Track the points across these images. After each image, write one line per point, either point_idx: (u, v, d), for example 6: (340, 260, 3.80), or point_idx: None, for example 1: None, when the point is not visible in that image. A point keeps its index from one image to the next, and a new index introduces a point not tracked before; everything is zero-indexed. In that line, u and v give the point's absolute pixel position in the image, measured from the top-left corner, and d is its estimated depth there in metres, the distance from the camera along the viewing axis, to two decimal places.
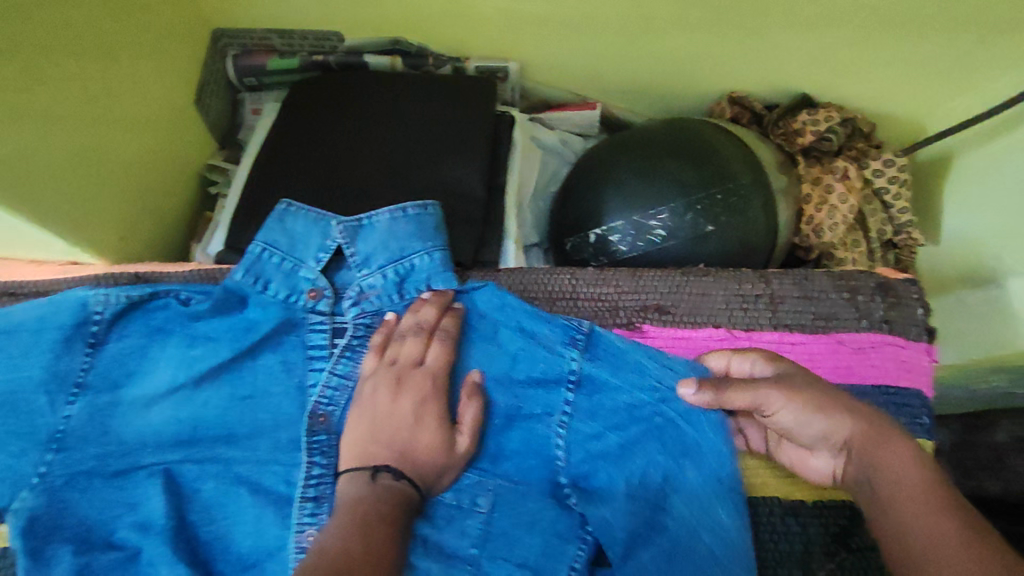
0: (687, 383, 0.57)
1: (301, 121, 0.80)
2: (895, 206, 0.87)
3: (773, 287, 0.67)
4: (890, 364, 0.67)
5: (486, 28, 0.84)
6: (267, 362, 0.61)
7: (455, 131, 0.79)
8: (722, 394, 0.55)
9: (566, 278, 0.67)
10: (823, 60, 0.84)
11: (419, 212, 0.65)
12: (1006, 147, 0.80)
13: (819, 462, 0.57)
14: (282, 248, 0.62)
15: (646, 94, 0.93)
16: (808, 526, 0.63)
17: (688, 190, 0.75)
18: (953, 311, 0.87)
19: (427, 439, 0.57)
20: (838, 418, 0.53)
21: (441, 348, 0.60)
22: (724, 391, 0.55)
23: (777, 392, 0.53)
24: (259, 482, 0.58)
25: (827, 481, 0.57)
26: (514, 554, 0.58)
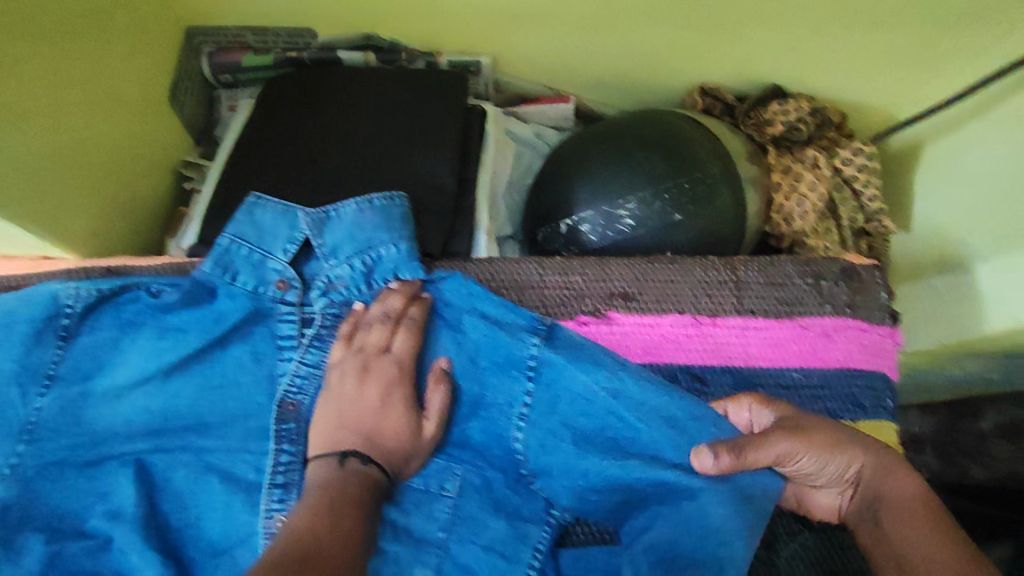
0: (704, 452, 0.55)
1: (275, 117, 0.81)
2: (866, 194, 0.88)
3: (739, 273, 0.67)
4: (853, 347, 0.67)
5: (455, 22, 0.85)
6: (236, 353, 0.63)
7: (425, 125, 0.79)
8: (743, 457, 0.54)
9: (534, 266, 0.68)
10: (791, 49, 0.85)
11: (386, 203, 0.66)
12: (977, 132, 0.83)
13: (823, 496, 0.59)
14: (251, 240, 0.64)
15: (619, 86, 0.93)
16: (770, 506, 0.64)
17: (656, 179, 0.76)
18: (919, 296, 0.89)
19: (394, 425, 0.58)
20: (849, 453, 0.57)
21: (407, 337, 0.61)
22: (744, 453, 0.54)
23: (794, 442, 0.56)
24: (229, 470, 0.61)
25: (830, 515, 0.60)
26: (480, 536, 0.60)
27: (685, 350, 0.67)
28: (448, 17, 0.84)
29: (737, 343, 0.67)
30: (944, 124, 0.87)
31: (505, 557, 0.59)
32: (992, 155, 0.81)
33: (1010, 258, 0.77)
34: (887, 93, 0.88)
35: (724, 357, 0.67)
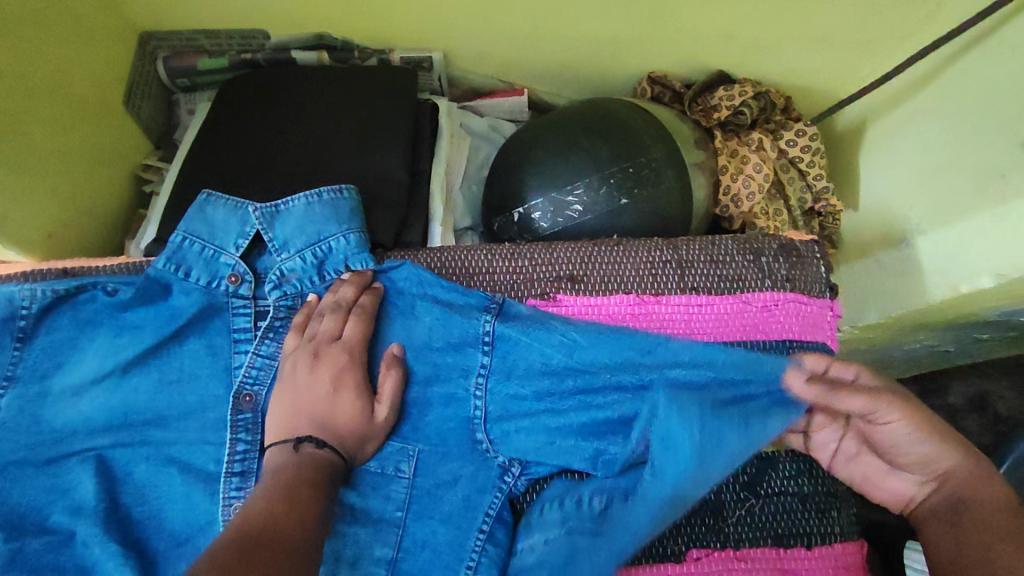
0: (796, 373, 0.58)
1: (229, 117, 0.83)
2: (811, 174, 0.92)
3: (681, 252, 0.70)
4: (792, 320, 0.69)
5: (406, 20, 0.87)
6: (192, 347, 0.64)
7: (379, 120, 0.81)
8: (834, 394, 0.55)
9: (483, 254, 0.70)
10: (732, 36, 0.87)
11: (335, 197, 0.68)
12: (915, 108, 0.85)
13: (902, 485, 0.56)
14: (203, 236, 0.65)
15: (570, 77, 0.96)
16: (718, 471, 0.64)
17: (602, 165, 0.78)
18: (867, 271, 0.90)
19: (346, 409, 0.60)
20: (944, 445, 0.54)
21: (358, 324, 0.63)
22: (836, 392, 0.55)
23: (896, 404, 0.53)
24: (188, 462, 0.62)
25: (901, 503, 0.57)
26: (438, 513, 0.62)
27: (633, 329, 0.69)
28: (398, 14, 0.86)
29: (681, 319, 0.69)
30: (888, 100, 0.89)
31: (461, 530, 0.61)
32: (932, 126, 0.83)
33: (947, 228, 0.78)
34: (828, 74, 0.91)
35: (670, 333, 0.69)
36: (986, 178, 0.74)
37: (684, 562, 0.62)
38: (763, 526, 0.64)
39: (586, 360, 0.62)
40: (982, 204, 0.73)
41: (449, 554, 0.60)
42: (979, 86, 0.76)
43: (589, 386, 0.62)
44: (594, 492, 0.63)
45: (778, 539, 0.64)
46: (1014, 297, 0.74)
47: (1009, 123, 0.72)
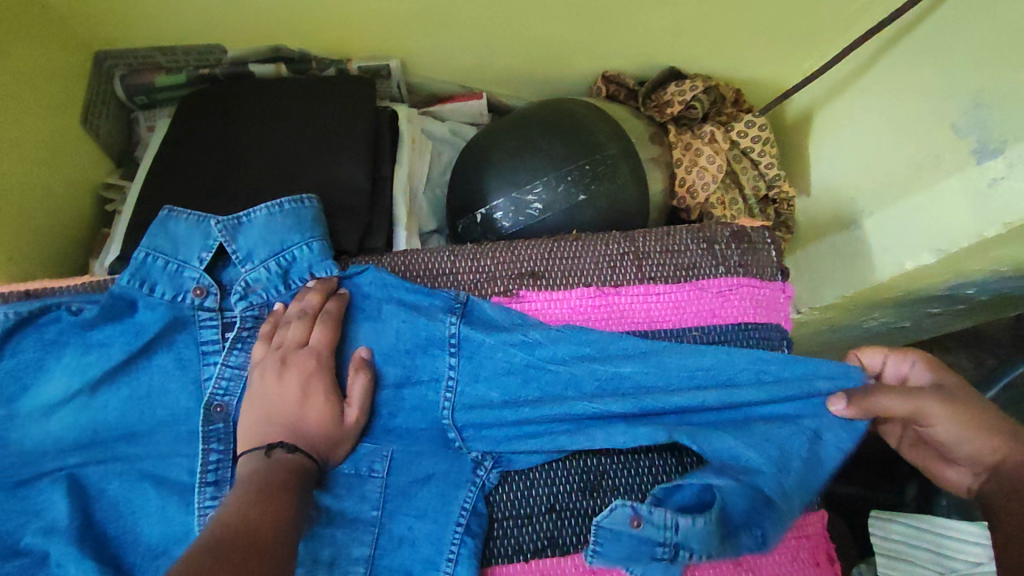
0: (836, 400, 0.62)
1: (190, 133, 0.83)
2: (762, 163, 0.95)
3: (638, 245, 0.72)
4: (746, 304, 0.72)
5: (362, 29, 0.89)
6: (161, 362, 0.64)
7: (340, 130, 0.82)
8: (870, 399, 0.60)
9: (446, 255, 0.71)
10: (680, 33, 0.90)
11: (296, 206, 0.69)
12: (858, 95, 0.89)
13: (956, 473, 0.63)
14: (167, 251, 0.66)
15: (527, 79, 0.98)
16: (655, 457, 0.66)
17: (560, 164, 0.81)
18: (822, 255, 0.93)
19: (316, 412, 0.61)
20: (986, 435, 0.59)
21: (324, 329, 0.64)
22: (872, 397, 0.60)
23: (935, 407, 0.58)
24: (163, 475, 0.62)
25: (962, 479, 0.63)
26: (413, 508, 0.63)
27: (595, 320, 0.70)
28: (353, 24, 0.88)
29: (641, 308, 0.71)
30: (832, 89, 0.93)
31: (436, 522, 0.62)
32: (871, 113, 0.87)
33: (893, 207, 0.81)
34: (773, 66, 0.95)
35: (631, 323, 0.71)
36: (923, 158, 0.77)
37: None
38: None
39: (556, 360, 0.65)
40: (921, 183, 0.77)
41: (428, 548, 0.61)
42: (912, 72, 0.80)
43: (557, 383, 0.65)
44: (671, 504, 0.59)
45: None
46: (955, 270, 0.78)
47: (940, 105, 0.75)
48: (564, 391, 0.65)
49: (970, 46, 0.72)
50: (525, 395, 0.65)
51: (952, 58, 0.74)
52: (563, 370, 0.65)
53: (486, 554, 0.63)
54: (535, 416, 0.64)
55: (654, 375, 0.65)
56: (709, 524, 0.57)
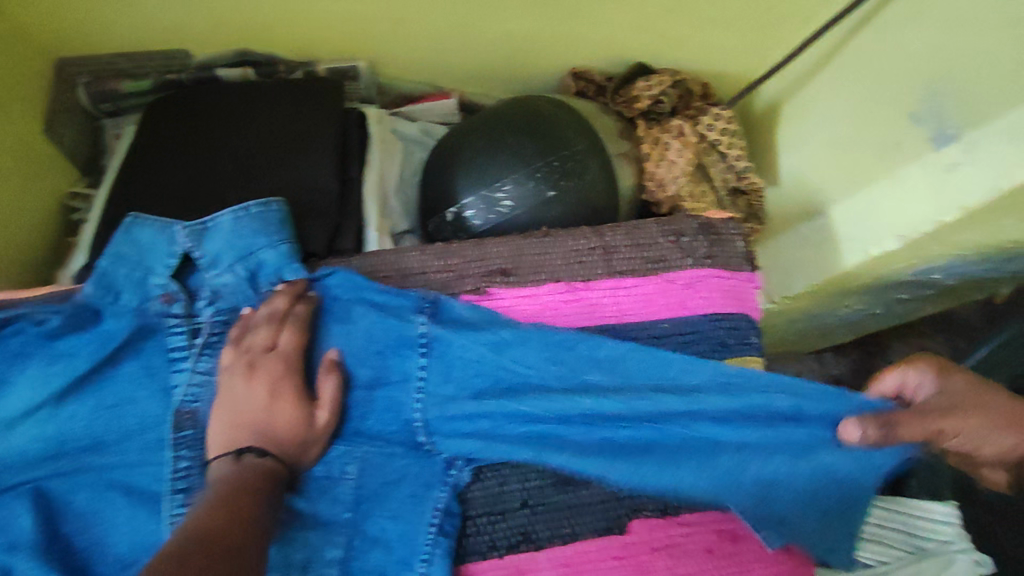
0: (853, 428, 0.62)
1: (155, 138, 0.82)
2: (731, 155, 0.96)
3: (606, 239, 0.72)
4: (715, 294, 0.72)
5: (328, 31, 0.88)
6: (129, 370, 0.64)
7: (307, 132, 0.82)
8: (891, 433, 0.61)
9: (415, 255, 0.71)
10: (645, 29, 0.91)
11: (261, 210, 0.68)
12: (821, 87, 0.90)
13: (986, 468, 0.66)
14: (132, 260, 0.65)
15: (497, 77, 0.99)
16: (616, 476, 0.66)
17: (528, 161, 0.81)
18: (791, 245, 0.94)
19: (285, 415, 0.61)
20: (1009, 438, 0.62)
21: (292, 332, 0.64)
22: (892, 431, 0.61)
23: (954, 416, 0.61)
24: (132, 483, 0.62)
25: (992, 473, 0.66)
26: (386, 509, 0.63)
27: (565, 315, 0.71)
28: (319, 27, 0.88)
29: (610, 302, 0.71)
30: (796, 81, 0.94)
31: (405, 522, 0.62)
32: (834, 104, 0.88)
33: (859, 197, 0.82)
34: (738, 59, 0.96)
35: (600, 317, 0.71)
36: (885, 148, 0.78)
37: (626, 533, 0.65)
38: None
39: (522, 361, 0.65)
40: (885, 172, 0.78)
41: (402, 548, 0.61)
42: (870, 63, 0.81)
43: (524, 381, 0.65)
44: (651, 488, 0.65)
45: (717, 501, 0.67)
46: (919, 256, 0.79)
47: (900, 94, 0.77)
48: (528, 391, 0.65)
49: (927, 35, 0.73)
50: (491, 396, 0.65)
51: (909, 47, 0.75)
52: (530, 370, 0.65)
53: (460, 551, 0.63)
54: (500, 412, 0.64)
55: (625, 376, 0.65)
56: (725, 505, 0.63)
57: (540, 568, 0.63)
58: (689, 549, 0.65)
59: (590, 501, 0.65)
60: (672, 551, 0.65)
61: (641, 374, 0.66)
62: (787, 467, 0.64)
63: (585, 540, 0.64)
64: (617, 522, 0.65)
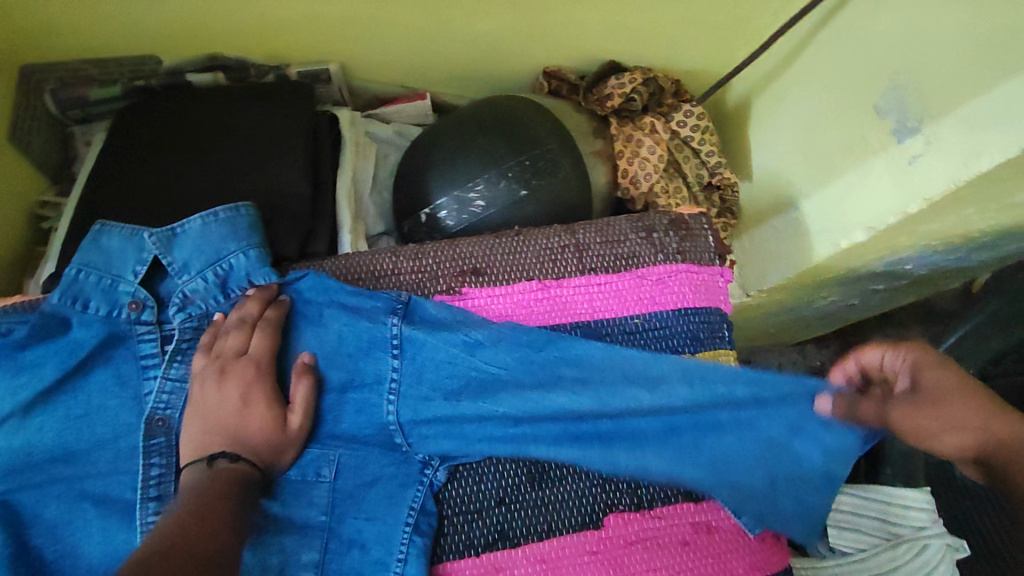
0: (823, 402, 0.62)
1: (121, 144, 0.80)
2: (703, 151, 0.98)
3: (578, 237, 0.73)
4: (686, 289, 0.73)
5: (298, 35, 0.88)
6: (99, 379, 0.63)
7: (278, 136, 0.81)
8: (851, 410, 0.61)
9: (387, 257, 0.71)
10: (616, 28, 0.92)
11: (231, 214, 0.68)
12: (790, 81, 0.91)
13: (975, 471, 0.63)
14: (99, 267, 0.64)
15: (470, 78, 0.99)
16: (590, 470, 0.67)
17: (500, 161, 0.82)
18: (765, 238, 0.95)
19: (258, 420, 0.61)
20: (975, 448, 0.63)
21: (264, 337, 0.64)
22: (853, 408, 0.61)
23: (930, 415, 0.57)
24: (104, 493, 0.62)
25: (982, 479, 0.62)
26: (363, 510, 0.64)
27: (538, 313, 0.71)
28: (289, 31, 0.87)
29: (583, 300, 0.72)
30: (766, 76, 0.95)
31: (380, 522, 0.63)
32: (804, 98, 0.89)
33: (827, 189, 0.83)
34: (709, 56, 0.97)
35: (573, 314, 0.71)
36: (852, 140, 0.79)
37: (602, 528, 0.66)
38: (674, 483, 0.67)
39: (491, 363, 0.66)
40: (852, 165, 0.79)
41: (379, 549, 0.62)
42: (836, 58, 0.82)
43: (493, 380, 0.66)
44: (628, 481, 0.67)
45: (691, 494, 0.68)
46: (888, 247, 0.80)
47: (864, 86, 0.78)
48: (496, 388, 0.65)
49: (887, 28, 0.74)
50: (463, 397, 0.65)
51: (871, 40, 0.77)
52: (501, 370, 0.66)
53: (437, 552, 0.64)
54: (472, 411, 0.65)
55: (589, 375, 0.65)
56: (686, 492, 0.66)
57: (517, 566, 0.63)
58: (664, 541, 0.66)
59: (566, 497, 0.66)
60: (648, 544, 0.66)
61: (606, 370, 0.65)
62: (747, 446, 0.65)
63: (563, 536, 0.65)
64: (594, 518, 0.66)
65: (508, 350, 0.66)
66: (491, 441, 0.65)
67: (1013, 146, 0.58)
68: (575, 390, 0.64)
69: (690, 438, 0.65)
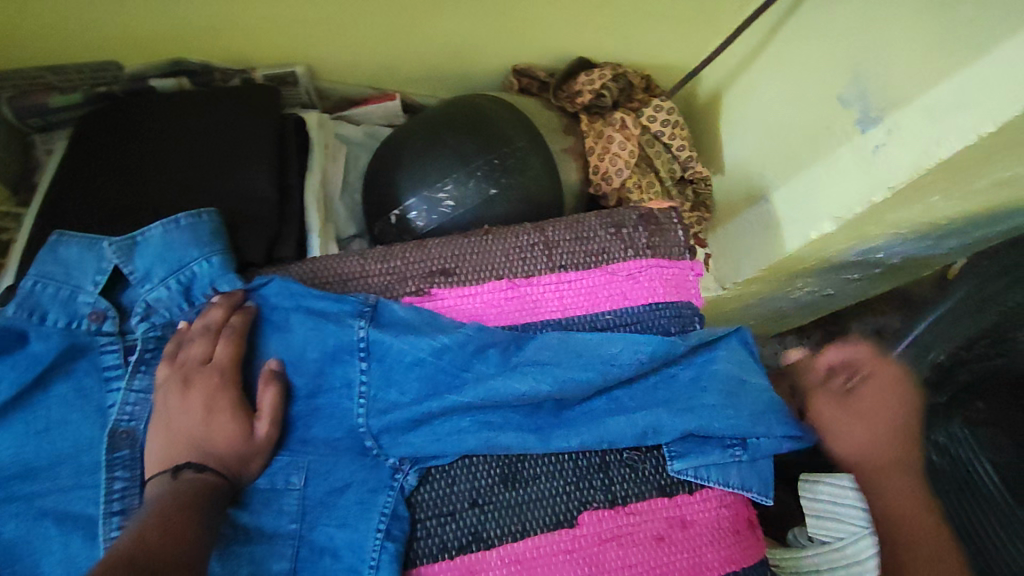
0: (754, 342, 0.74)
1: (81, 152, 0.78)
2: (674, 146, 0.98)
3: (547, 234, 0.72)
4: (656, 284, 0.73)
5: (262, 38, 0.87)
6: (59, 393, 0.62)
7: (242, 139, 0.80)
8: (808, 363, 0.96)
9: (355, 260, 0.70)
10: (584, 24, 0.92)
11: (193, 221, 0.67)
12: (758, 73, 0.91)
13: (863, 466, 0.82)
14: (58, 278, 0.63)
15: (440, 77, 0.99)
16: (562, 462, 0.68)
17: (468, 160, 0.81)
18: (738, 230, 0.95)
19: (223, 430, 0.60)
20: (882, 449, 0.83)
21: (229, 344, 0.63)
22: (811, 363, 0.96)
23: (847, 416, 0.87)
24: (66, 510, 0.60)
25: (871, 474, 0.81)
26: (333, 518, 0.63)
27: (508, 313, 0.71)
28: (252, 33, 0.86)
29: (553, 297, 0.72)
30: (736, 69, 0.96)
31: (354, 530, 0.62)
32: (771, 89, 0.89)
33: (795, 181, 0.83)
34: (677, 50, 0.97)
35: (543, 312, 0.71)
36: (818, 131, 0.80)
37: (576, 526, 0.66)
38: (647, 480, 0.68)
39: (453, 364, 0.66)
40: (819, 155, 0.79)
41: (351, 556, 0.62)
42: (802, 49, 0.83)
43: (458, 379, 0.66)
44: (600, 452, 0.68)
45: (663, 489, 0.68)
46: (857, 238, 0.80)
47: (829, 78, 0.78)
48: (458, 379, 0.66)
49: (851, 19, 0.75)
50: (431, 398, 0.65)
51: (834, 32, 0.77)
52: (464, 373, 0.66)
53: (409, 556, 0.64)
54: (438, 408, 0.65)
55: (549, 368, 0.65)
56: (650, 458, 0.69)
57: (491, 568, 0.64)
58: (639, 537, 0.67)
59: (539, 496, 0.66)
60: (622, 540, 0.66)
61: (562, 352, 0.67)
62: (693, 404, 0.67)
63: (536, 535, 0.65)
64: (568, 516, 0.66)
65: (470, 350, 0.66)
66: (461, 439, 0.65)
67: (970, 136, 0.58)
68: (535, 375, 0.65)
69: (636, 407, 0.68)
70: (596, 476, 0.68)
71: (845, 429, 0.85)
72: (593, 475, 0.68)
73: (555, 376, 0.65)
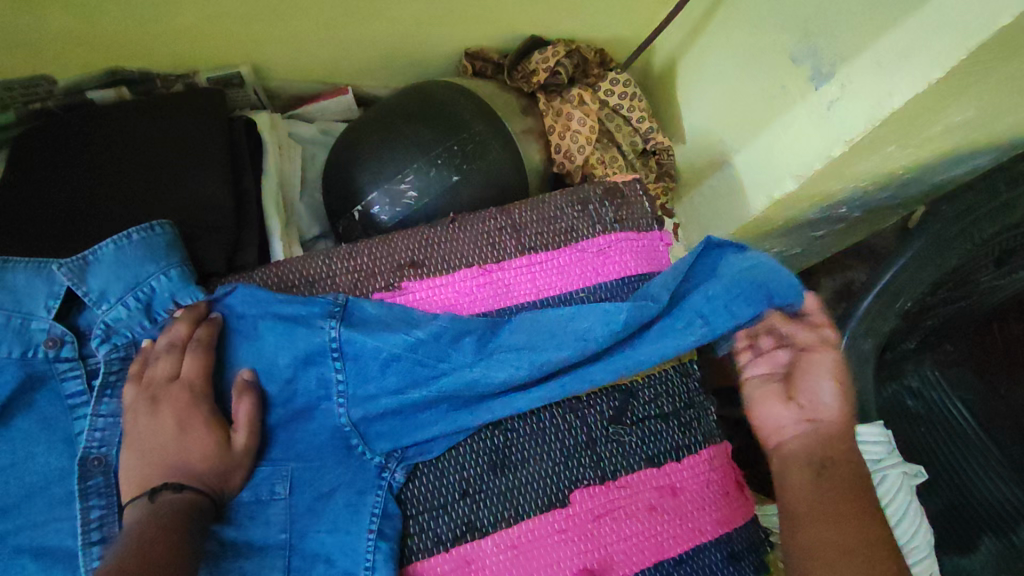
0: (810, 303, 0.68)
1: (16, 170, 0.74)
2: (633, 118, 0.99)
3: (513, 217, 0.72)
4: (627, 258, 0.73)
5: (201, 42, 0.83)
6: (22, 426, 0.59)
7: (191, 145, 0.77)
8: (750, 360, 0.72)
9: (320, 260, 0.69)
10: (533, 3, 0.90)
11: (145, 235, 0.64)
12: (710, 37, 0.92)
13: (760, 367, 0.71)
14: (5, 307, 0.59)
15: (391, 67, 0.97)
16: (549, 442, 0.67)
17: (428, 149, 0.80)
18: (704, 197, 0.96)
19: (198, 446, 0.58)
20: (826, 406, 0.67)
21: (196, 359, 0.61)
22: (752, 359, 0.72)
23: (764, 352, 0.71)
24: (41, 544, 0.57)
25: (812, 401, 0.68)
26: (323, 523, 0.62)
27: (482, 300, 0.70)
28: (190, 38, 0.82)
29: (525, 280, 0.71)
30: (689, 36, 0.96)
31: (346, 535, 0.62)
32: (724, 52, 0.89)
33: (753, 143, 0.84)
34: (628, 21, 0.97)
35: (518, 296, 0.71)
36: (772, 90, 0.80)
37: (568, 505, 0.66)
38: (635, 452, 0.69)
39: (431, 356, 0.65)
40: (774, 115, 0.79)
41: (345, 559, 0.61)
42: (752, 7, 0.82)
43: (434, 372, 0.65)
44: (585, 428, 0.68)
45: (651, 460, 0.69)
46: (818, 196, 0.81)
47: (778, 37, 0.78)
48: (437, 370, 0.65)
49: None
50: (409, 391, 0.65)
51: None
52: (442, 364, 0.65)
53: (405, 553, 0.63)
54: (421, 399, 0.65)
55: (523, 354, 0.65)
56: (640, 432, 0.69)
57: (487, 555, 0.64)
58: (631, 510, 0.68)
59: (529, 479, 0.66)
60: (615, 515, 0.67)
61: (538, 336, 0.66)
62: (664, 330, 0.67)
63: (529, 519, 0.65)
64: (559, 496, 0.66)
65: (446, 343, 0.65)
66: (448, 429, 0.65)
67: (920, 83, 0.59)
68: (516, 363, 0.65)
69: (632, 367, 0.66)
70: (585, 454, 0.68)
71: (821, 392, 0.67)
72: (581, 454, 0.68)
73: (531, 360, 0.65)
